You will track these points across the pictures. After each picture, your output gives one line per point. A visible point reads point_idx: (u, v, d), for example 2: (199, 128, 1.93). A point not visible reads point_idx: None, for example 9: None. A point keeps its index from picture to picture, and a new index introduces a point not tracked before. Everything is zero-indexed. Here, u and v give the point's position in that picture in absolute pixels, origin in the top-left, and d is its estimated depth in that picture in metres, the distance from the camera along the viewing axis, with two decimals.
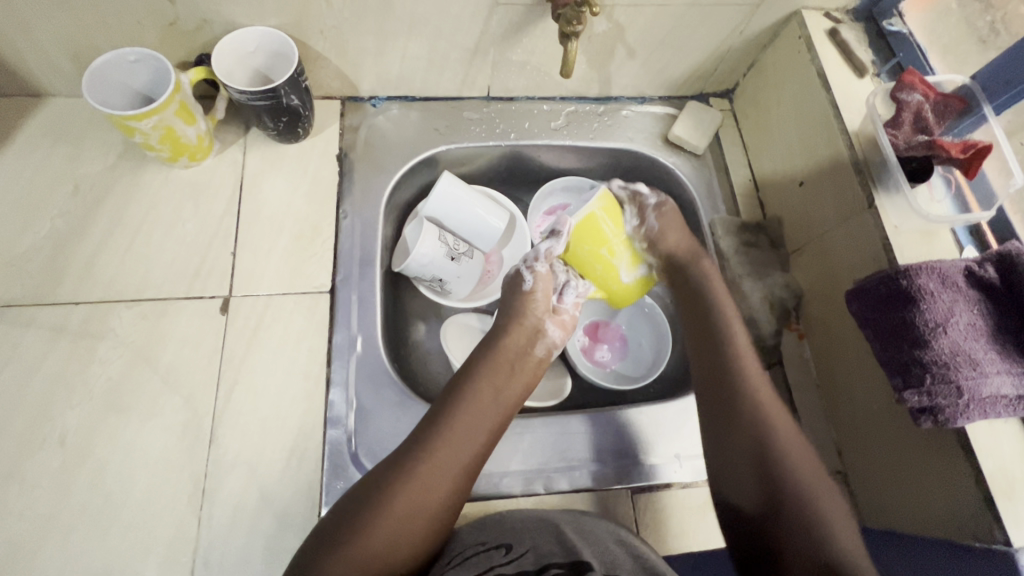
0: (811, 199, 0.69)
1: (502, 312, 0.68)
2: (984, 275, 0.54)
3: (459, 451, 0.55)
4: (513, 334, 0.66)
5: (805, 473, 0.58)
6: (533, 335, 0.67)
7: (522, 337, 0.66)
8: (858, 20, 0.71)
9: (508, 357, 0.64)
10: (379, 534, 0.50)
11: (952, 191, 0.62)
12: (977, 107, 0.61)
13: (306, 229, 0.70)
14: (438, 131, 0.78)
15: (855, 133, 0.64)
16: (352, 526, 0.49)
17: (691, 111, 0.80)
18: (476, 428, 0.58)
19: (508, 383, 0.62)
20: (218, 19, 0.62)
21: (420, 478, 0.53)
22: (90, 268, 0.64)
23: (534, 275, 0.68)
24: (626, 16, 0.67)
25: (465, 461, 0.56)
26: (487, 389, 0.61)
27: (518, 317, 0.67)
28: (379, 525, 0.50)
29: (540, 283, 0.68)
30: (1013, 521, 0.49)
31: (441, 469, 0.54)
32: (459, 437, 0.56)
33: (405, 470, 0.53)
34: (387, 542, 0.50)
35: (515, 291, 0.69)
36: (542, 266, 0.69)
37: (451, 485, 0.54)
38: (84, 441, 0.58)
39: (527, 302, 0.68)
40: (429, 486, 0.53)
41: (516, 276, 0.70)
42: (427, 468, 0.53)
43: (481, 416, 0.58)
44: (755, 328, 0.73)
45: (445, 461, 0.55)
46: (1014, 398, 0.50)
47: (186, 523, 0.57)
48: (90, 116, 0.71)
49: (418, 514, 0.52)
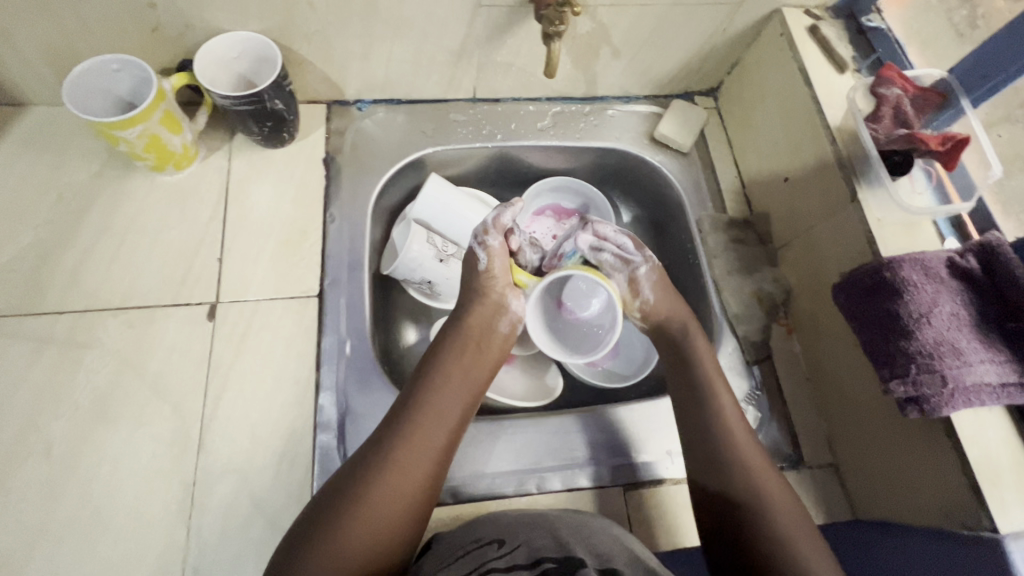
0: (796, 195, 0.70)
1: (464, 291, 0.65)
2: (967, 265, 0.54)
3: (432, 436, 0.55)
4: (479, 317, 0.63)
5: (769, 490, 0.55)
6: (497, 310, 0.64)
7: (488, 320, 0.64)
8: (839, 16, 0.72)
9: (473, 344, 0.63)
10: (366, 528, 0.49)
11: (933, 183, 0.63)
12: (955, 101, 0.62)
13: (293, 233, 0.70)
14: (425, 133, 0.78)
15: (837, 127, 0.65)
16: (337, 517, 0.49)
17: (677, 110, 0.81)
18: (439, 416, 0.56)
19: (471, 368, 0.62)
20: (201, 24, 0.62)
21: (396, 472, 0.52)
22: (75, 277, 0.64)
23: (486, 251, 0.63)
24: (609, 16, 0.67)
25: (436, 450, 0.55)
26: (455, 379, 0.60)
27: (483, 301, 0.64)
28: (366, 518, 0.50)
29: (495, 258, 0.64)
30: (1001, 507, 0.49)
31: (414, 459, 0.53)
32: (429, 424, 0.56)
33: (387, 465, 0.52)
34: (371, 536, 0.49)
35: (472, 272, 0.64)
36: (494, 239, 0.64)
37: (427, 472, 0.54)
38: (72, 452, 0.58)
39: (487, 280, 0.64)
40: (405, 477, 0.52)
41: (468, 254, 0.65)
42: (405, 460, 0.53)
43: (449, 401, 0.58)
44: (743, 325, 0.71)
45: (421, 450, 0.54)
46: (998, 385, 0.51)
47: (175, 532, 0.56)
48: (72, 125, 0.70)
49: (399, 506, 0.51)
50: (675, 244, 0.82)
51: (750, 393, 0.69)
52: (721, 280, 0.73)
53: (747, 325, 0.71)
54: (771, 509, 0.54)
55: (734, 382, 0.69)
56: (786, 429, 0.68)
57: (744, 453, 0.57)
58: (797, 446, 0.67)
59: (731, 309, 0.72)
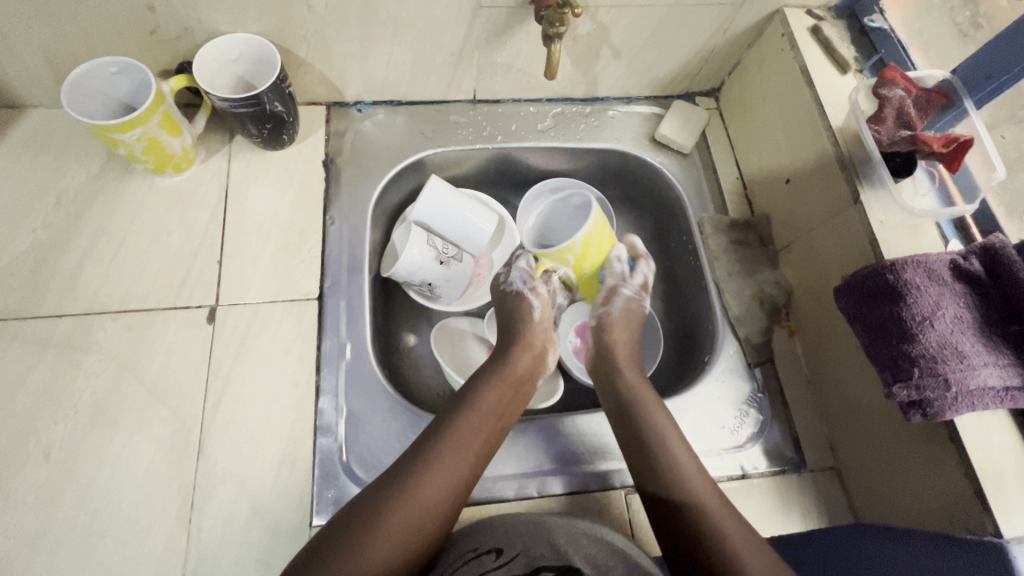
0: (798, 196, 0.70)
1: (511, 334, 0.69)
2: (970, 267, 0.54)
3: (461, 472, 0.55)
4: (521, 347, 0.67)
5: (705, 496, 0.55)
6: (536, 361, 0.67)
7: (529, 351, 0.68)
8: (841, 17, 0.72)
9: (517, 371, 0.65)
10: (386, 540, 0.50)
11: (935, 184, 0.63)
12: (960, 102, 0.62)
13: (293, 236, 0.69)
14: (424, 134, 0.78)
15: (840, 129, 0.64)
16: (350, 538, 0.49)
17: (678, 111, 0.81)
18: (479, 433, 0.58)
19: (507, 407, 0.62)
20: (199, 26, 0.61)
21: (415, 501, 0.52)
22: (74, 280, 0.64)
23: (539, 300, 0.72)
24: (610, 17, 0.67)
25: (472, 466, 0.56)
26: (492, 407, 0.60)
27: (526, 335, 0.69)
28: (375, 546, 0.49)
29: (543, 304, 0.72)
30: (1004, 511, 0.49)
31: (450, 473, 0.55)
32: (459, 458, 0.56)
33: (410, 477, 0.53)
34: (391, 548, 0.50)
35: (519, 314, 0.71)
36: (541, 287, 0.73)
37: (449, 507, 0.54)
38: (71, 456, 0.57)
39: (530, 326, 0.70)
40: (436, 489, 0.53)
41: (517, 298, 0.71)
42: (439, 473, 0.54)
43: (480, 443, 0.58)
44: (744, 328, 0.71)
45: (458, 463, 0.55)
46: (1001, 389, 0.50)
47: (174, 536, 0.56)
48: (72, 127, 0.70)
49: (428, 518, 0.52)
50: (676, 246, 0.82)
51: (752, 396, 0.69)
52: (722, 282, 0.73)
53: (749, 328, 0.71)
54: (719, 527, 0.52)
55: (736, 385, 0.69)
56: (788, 432, 0.67)
57: (686, 476, 0.56)
58: (800, 449, 0.67)
59: (732, 312, 0.72)
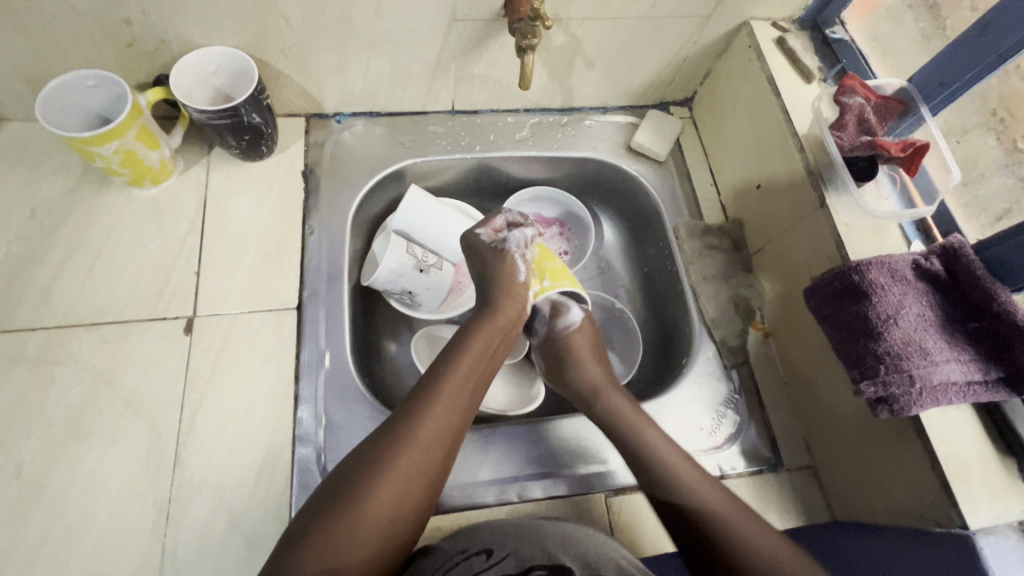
0: (769, 201, 0.72)
1: (493, 283, 0.67)
2: (931, 267, 0.56)
3: (456, 415, 0.56)
4: (507, 302, 0.66)
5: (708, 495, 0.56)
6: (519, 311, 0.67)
7: (515, 304, 0.67)
8: (805, 28, 0.75)
9: (503, 325, 0.65)
10: (382, 500, 0.49)
11: (897, 188, 0.65)
12: (915, 109, 0.64)
13: (272, 246, 0.69)
14: (404, 145, 0.79)
15: (804, 135, 0.66)
16: (352, 497, 0.49)
17: (652, 119, 0.83)
18: (469, 380, 0.59)
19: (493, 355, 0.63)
20: (175, 39, 0.62)
21: (413, 446, 0.52)
22: (48, 293, 0.63)
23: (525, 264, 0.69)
24: (582, 29, 0.69)
25: (457, 419, 0.56)
26: (479, 355, 0.61)
27: (508, 289, 0.67)
28: (379, 495, 0.49)
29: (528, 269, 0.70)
30: (970, 503, 0.50)
31: (436, 426, 0.54)
32: (454, 401, 0.56)
33: (403, 432, 0.53)
34: (389, 506, 0.49)
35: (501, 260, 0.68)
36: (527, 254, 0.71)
37: (447, 449, 0.54)
38: (42, 471, 0.57)
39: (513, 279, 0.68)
40: (436, 434, 0.54)
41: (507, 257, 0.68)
42: (427, 427, 0.53)
43: (470, 388, 0.59)
44: (720, 330, 0.72)
45: (442, 418, 0.55)
46: (964, 384, 0.52)
47: (149, 550, 0.55)
48: (48, 141, 0.70)
49: (431, 465, 0.53)
50: (654, 252, 0.83)
51: (728, 397, 0.70)
52: (698, 285, 0.74)
53: (724, 330, 0.72)
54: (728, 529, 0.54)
55: (713, 386, 0.70)
56: (765, 431, 0.68)
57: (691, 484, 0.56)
58: (776, 449, 0.68)
59: (708, 315, 0.73)
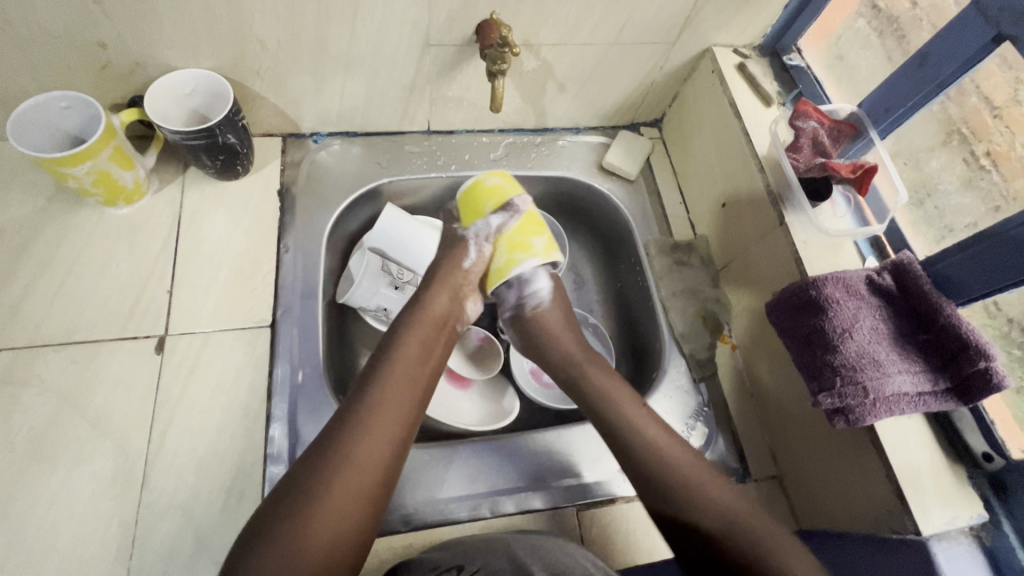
0: (733, 219, 0.74)
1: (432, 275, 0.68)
2: (884, 282, 0.59)
3: (389, 420, 0.55)
4: (436, 298, 0.66)
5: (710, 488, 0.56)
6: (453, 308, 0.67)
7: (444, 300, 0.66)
8: (765, 54, 0.79)
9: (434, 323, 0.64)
10: (323, 517, 0.49)
11: (852, 208, 0.68)
12: (865, 132, 0.68)
13: (246, 264, 0.70)
14: (380, 164, 0.80)
15: (764, 156, 0.69)
16: (292, 513, 0.49)
17: (623, 140, 0.85)
18: (405, 383, 0.58)
19: (427, 354, 0.62)
20: (150, 61, 0.63)
21: (352, 459, 0.52)
22: (15, 313, 0.63)
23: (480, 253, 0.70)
24: (552, 54, 0.71)
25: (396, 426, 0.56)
26: (413, 356, 0.61)
27: (440, 282, 0.67)
28: (319, 511, 0.49)
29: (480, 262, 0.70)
30: (922, 510, 0.52)
31: (378, 435, 0.54)
32: (386, 405, 0.56)
33: (338, 448, 0.52)
34: (335, 519, 0.50)
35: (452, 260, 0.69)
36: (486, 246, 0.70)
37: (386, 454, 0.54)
38: (3, 495, 0.55)
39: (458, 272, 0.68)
40: (371, 443, 0.54)
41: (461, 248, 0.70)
42: (364, 438, 0.53)
43: (406, 392, 0.58)
44: (689, 344, 0.74)
45: (378, 425, 0.55)
46: (915, 394, 0.54)
47: (113, 573, 0.54)
48: (18, 160, 0.70)
49: (370, 472, 0.53)
50: (626, 268, 0.85)
51: (697, 410, 0.71)
52: (668, 300, 0.76)
53: (693, 344, 0.74)
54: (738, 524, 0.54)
55: (682, 400, 0.72)
56: (733, 443, 0.70)
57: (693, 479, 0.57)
58: (743, 460, 0.69)
59: (678, 329, 0.75)
